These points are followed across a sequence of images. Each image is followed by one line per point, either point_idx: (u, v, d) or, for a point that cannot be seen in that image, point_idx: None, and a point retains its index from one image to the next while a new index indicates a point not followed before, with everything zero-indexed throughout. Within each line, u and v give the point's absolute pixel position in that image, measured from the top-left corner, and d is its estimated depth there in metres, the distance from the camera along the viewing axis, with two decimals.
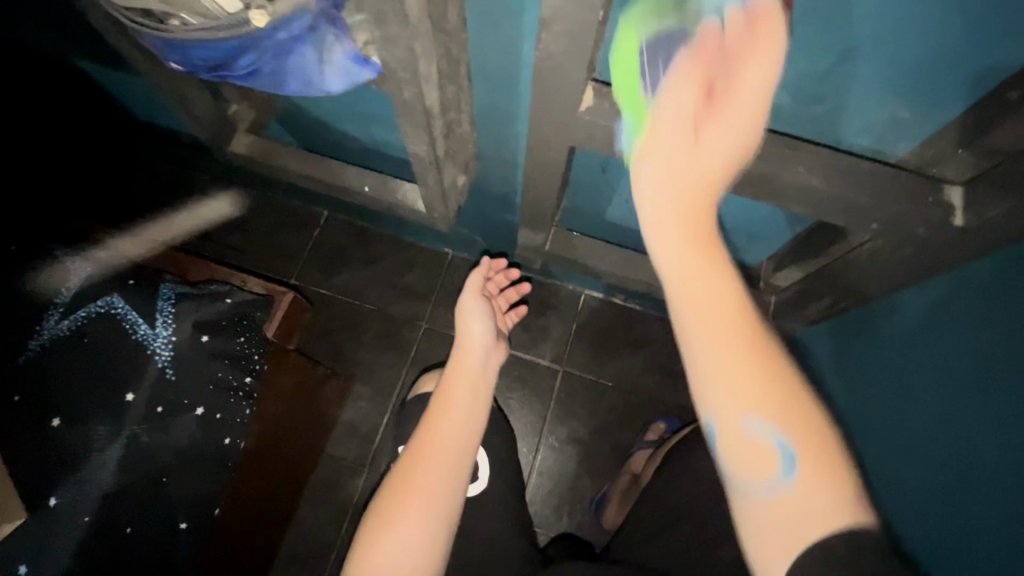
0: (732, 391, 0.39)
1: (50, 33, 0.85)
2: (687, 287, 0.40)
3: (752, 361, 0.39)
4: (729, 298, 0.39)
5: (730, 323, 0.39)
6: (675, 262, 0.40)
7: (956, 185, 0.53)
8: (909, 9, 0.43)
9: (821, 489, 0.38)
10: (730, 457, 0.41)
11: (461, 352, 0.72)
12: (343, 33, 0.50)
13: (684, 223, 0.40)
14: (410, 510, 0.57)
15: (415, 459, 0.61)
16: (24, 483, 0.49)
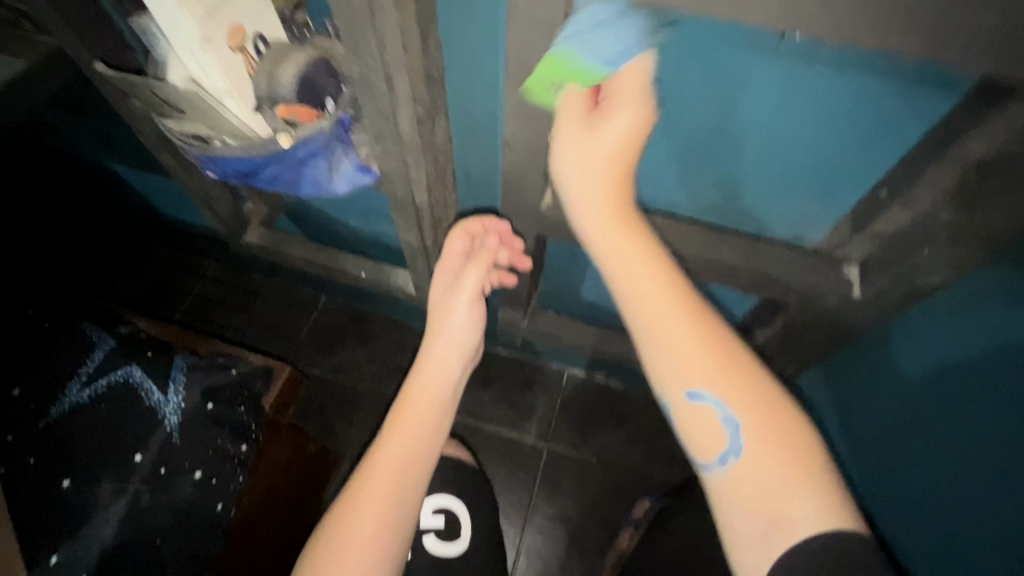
0: (687, 366, 0.46)
1: (96, 145, 0.99)
2: (635, 294, 0.48)
3: (709, 349, 0.47)
4: (665, 296, 0.48)
5: (670, 314, 0.47)
6: (625, 268, 0.49)
7: (853, 264, 0.64)
8: (805, 125, 0.54)
9: (770, 459, 0.44)
10: (691, 438, 0.48)
11: (420, 370, 0.68)
12: (349, 148, 0.63)
13: (626, 233, 0.49)
14: (350, 533, 0.55)
15: (358, 479, 0.59)
16: (34, 540, 0.55)
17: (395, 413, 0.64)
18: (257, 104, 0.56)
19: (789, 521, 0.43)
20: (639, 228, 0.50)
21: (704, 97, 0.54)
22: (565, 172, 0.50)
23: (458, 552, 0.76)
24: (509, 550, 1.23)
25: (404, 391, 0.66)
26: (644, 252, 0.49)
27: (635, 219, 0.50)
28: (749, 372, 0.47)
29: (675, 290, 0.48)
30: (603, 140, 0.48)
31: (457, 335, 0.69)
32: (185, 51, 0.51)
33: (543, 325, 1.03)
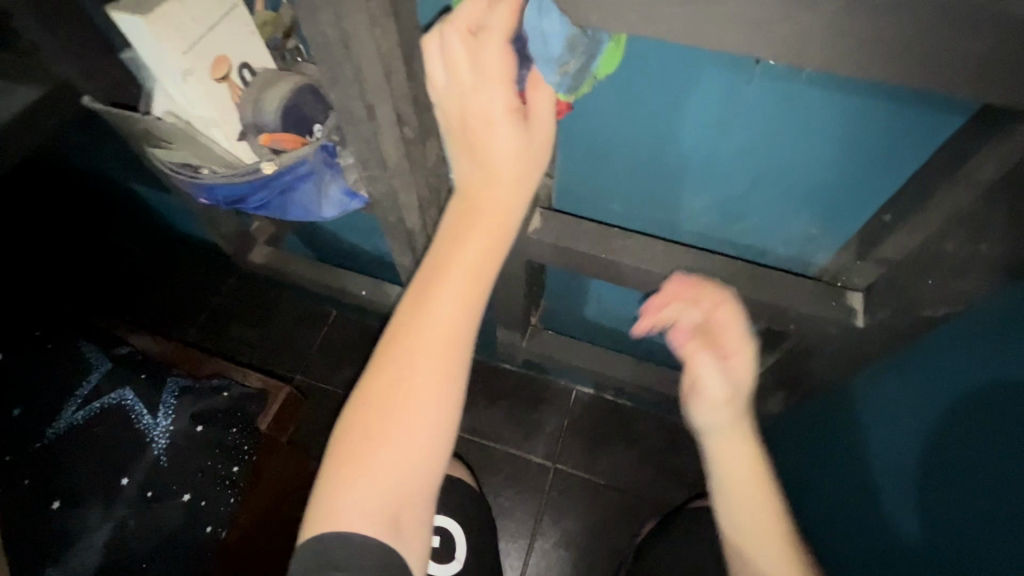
0: (758, 523, 0.50)
1: (110, 166, 1.02)
2: (742, 499, 0.52)
3: (772, 512, 0.51)
4: (775, 506, 0.51)
5: (778, 523, 0.50)
6: (736, 473, 0.53)
7: (857, 291, 0.61)
8: (801, 146, 0.52)
9: None
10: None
11: (468, 218, 0.44)
12: (338, 173, 0.62)
13: (760, 478, 0.52)
14: (386, 429, 0.42)
15: (389, 350, 0.43)
16: (26, 561, 0.56)
17: (433, 264, 0.44)
18: (243, 132, 0.57)
19: None
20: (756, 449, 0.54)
21: (691, 119, 0.53)
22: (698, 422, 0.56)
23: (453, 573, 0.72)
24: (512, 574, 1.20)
25: (439, 239, 0.45)
26: (759, 474, 0.53)
27: (759, 455, 0.54)
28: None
29: (759, 469, 0.53)
30: (723, 412, 0.54)
31: (507, 163, 0.42)
32: (171, 83, 0.52)
33: (544, 345, 1.01)
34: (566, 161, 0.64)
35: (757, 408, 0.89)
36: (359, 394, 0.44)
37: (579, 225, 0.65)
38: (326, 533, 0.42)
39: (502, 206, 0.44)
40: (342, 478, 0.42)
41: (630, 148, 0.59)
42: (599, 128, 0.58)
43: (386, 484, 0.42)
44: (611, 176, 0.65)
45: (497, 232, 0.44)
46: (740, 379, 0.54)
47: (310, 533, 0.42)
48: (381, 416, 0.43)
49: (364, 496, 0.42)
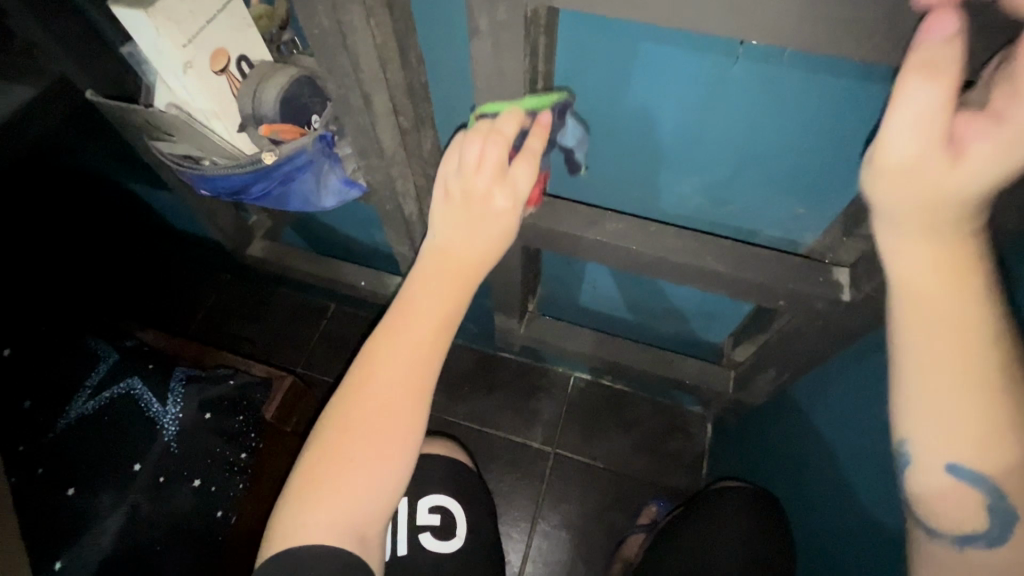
0: (936, 348, 0.37)
1: (107, 163, 1.03)
2: (923, 353, 0.38)
3: (961, 340, 0.37)
4: (981, 347, 0.37)
5: (982, 377, 0.37)
6: (914, 281, 0.38)
7: (844, 267, 0.63)
8: (784, 128, 0.54)
9: (1000, 457, 0.37)
10: (925, 423, 0.39)
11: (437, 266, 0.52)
12: (337, 164, 0.64)
13: (955, 306, 0.37)
14: (354, 451, 0.48)
15: (362, 379, 0.50)
16: (43, 545, 0.58)
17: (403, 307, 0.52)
18: (242, 123, 0.58)
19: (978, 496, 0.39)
20: (964, 270, 0.37)
21: (681, 104, 0.54)
22: (892, 213, 0.37)
23: (454, 549, 0.75)
24: (514, 557, 1.22)
25: (410, 286, 0.52)
26: (969, 305, 0.37)
27: (966, 273, 0.37)
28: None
29: (955, 272, 0.37)
30: (917, 217, 0.36)
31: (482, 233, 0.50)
32: (171, 76, 0.53)
33: (540, 332, 1.03)
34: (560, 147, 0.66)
35: (748, 388, 0.92)
36: (330, 417, 0.50)
37: (574, 209, 0.67)
38: (295, 545, 0.46)
39: (468, 264, 0.51)
40: (312, 498, 0.47)
41: (620, 134, 0.61)
42: (592, 113, 0.60)
43: (349, 501, 0.47)
44: (604, 160, 0.66)
45: (460, 281, 0.52)
46: (1000, 153, 0.33)
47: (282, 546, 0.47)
48: (346, 435, 0.48)
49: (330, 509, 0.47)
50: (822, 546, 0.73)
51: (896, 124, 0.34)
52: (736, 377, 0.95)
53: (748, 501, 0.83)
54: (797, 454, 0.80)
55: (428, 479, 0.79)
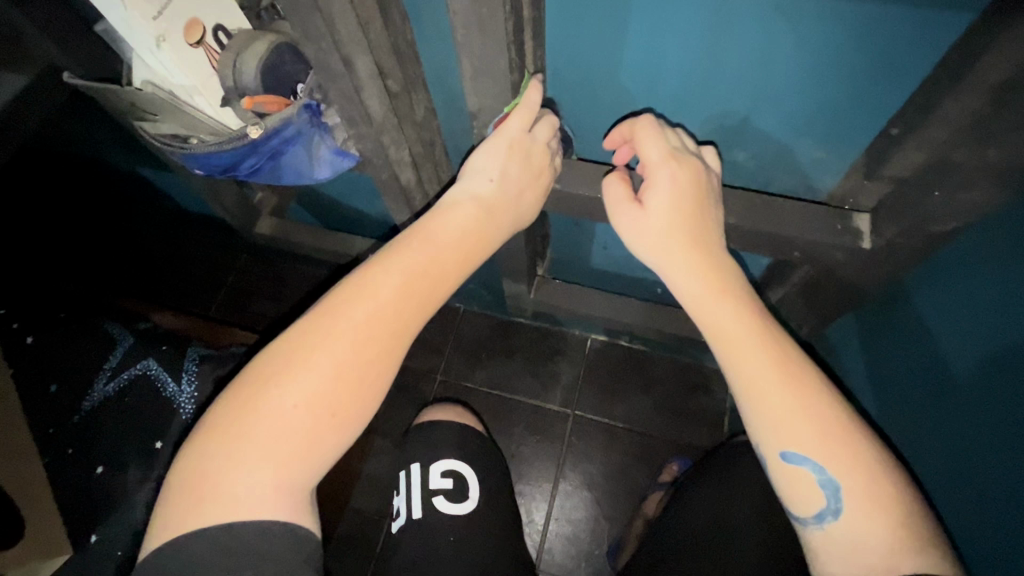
0: (762, 384, 0.50)
1: (112, 147, 1.03)
2: (748, 379, 0.51)
3: (778, 366, 0.50)
4: (789, 366, 0.51)
5: (768, 377, 0.50)
6: (720, 328, 0.52)
7: (866, 212, 0.60)
8: (798, 61, 0.50)
9: (843, 463, 0.49)
10: (786, 474, 0.51)
11: (389, 257, 0.52)
12: (326, 133, 0.62)
13: (747, 332, 0.52)
14: (285, 405, 0.47)
15: (326, 323, 0.49)
16: (80, 520, 0.61)
17: (340, 293, 0.50)
18: (225, 97, 0.56)
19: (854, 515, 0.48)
20: (730, 295, 0.53)
21: (682, 44, 0.52)
22: (667, 268, 0.54)
23: (467, 511, 0.76)
24: (538, 516, 1.25)
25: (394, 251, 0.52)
26: (740, 320, 0.52)
27: (734, 296, 0.53)
28: (835, 424, 0.50)
29: (747, 318, 0.52)
30: (684, 258, 0.53)
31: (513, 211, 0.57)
32: (146, 50, 0.52)
33: (551, 295, 1.02)
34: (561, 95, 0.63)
35: None
36: (274, 361, 0.48)
37: (575, 166, 0.64)
38: (201, 497, 0.45)
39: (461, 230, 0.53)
40: (222, 450, 0.46)
41: (623, 79, 0.58)
42: (586, 62, 0.57)
43: (264, 459, 0.46)
44: (605, 115, 0.64)
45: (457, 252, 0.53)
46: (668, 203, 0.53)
47: (185, 532, 0.44)
48: (280, 392, 0.47)
49: (246, 484, 0.45)
50: None
51: (626, 219, 0.55)
52: None
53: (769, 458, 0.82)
54: None
55: (443, 445, 0.80)
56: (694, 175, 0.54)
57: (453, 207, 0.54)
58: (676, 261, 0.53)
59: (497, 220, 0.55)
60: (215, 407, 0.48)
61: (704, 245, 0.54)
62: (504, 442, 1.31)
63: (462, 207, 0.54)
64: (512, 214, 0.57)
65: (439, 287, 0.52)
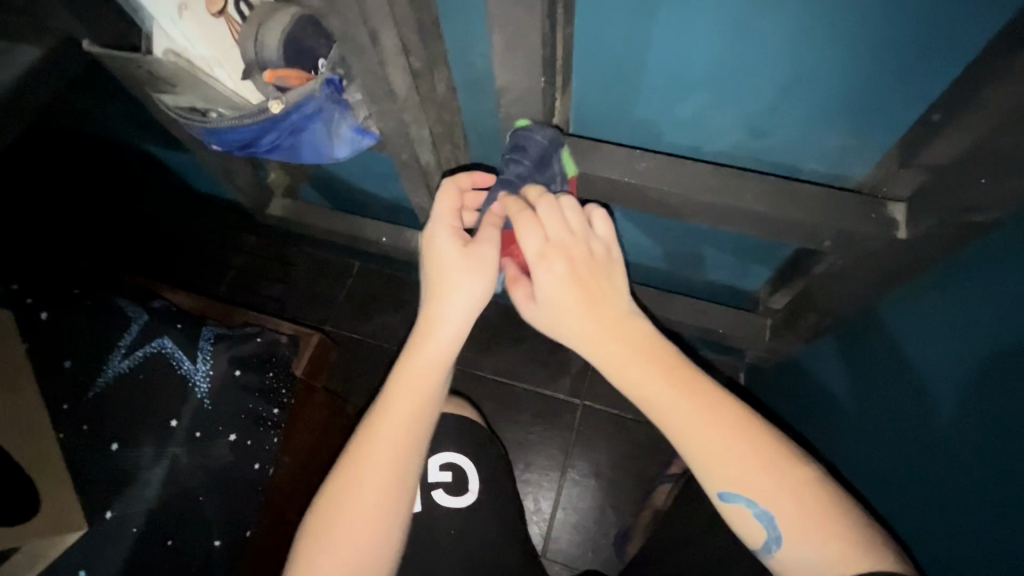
0: (693, 437, 0.49)
1: (123, 125, 1.02)
2: (681, 437, 0.50)
3: (701, 410, 0.49)
4: (719, 416, 0.49)
5: (690, 432, 0.49)
6: (643, 382, 0.51)
7: (901, 202, 0.58)
8: (838, 43, 0.48)
9: (783, 501, 0.48)
10: (734, 520, 0.50)
11: (383, 397, 0.56)
12: (347, 111, 0.61)
13: (659, 392, 0.50)
14: (349, 529, 0.53)
15: (356, 461, 0.55)
16: (94, 496, 0.61)
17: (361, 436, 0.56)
18: (246, 70, 0.55)
19: (803, 548, 0.48)
20: (639, 352, 0.52)
21: (718, 26, 0.50)
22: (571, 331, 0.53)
23: (467, 505, 0.74)
24: (545, 504, 1.25)
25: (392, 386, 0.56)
26: (655, 375, 0.51)
27: (643, 349, 0.52)
28: (762, 468, 0.49)
29: (666, 380, 0.50)
30: (583, 321, 0.52)
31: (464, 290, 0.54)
32: (168, 22, 0.52)
33: None
34: (585, 78, 0.61)
35: (785, 334, 0.89)
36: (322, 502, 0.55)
37: (601, 150, 0.62)
38: None
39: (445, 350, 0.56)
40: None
41: (650, 62, 0.56)
42: (616, 43, 0.55)
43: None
44: (630, 98, 0.62)
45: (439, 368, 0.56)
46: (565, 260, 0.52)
47: None
48: (335, 521, 0.53)
49: None
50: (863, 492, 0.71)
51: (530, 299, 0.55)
52: (772, 324, 0.91)
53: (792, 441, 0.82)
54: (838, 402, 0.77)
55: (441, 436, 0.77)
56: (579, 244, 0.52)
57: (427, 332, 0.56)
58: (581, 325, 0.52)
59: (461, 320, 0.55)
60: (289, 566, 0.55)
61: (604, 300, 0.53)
62: (512, 431, 1.31)
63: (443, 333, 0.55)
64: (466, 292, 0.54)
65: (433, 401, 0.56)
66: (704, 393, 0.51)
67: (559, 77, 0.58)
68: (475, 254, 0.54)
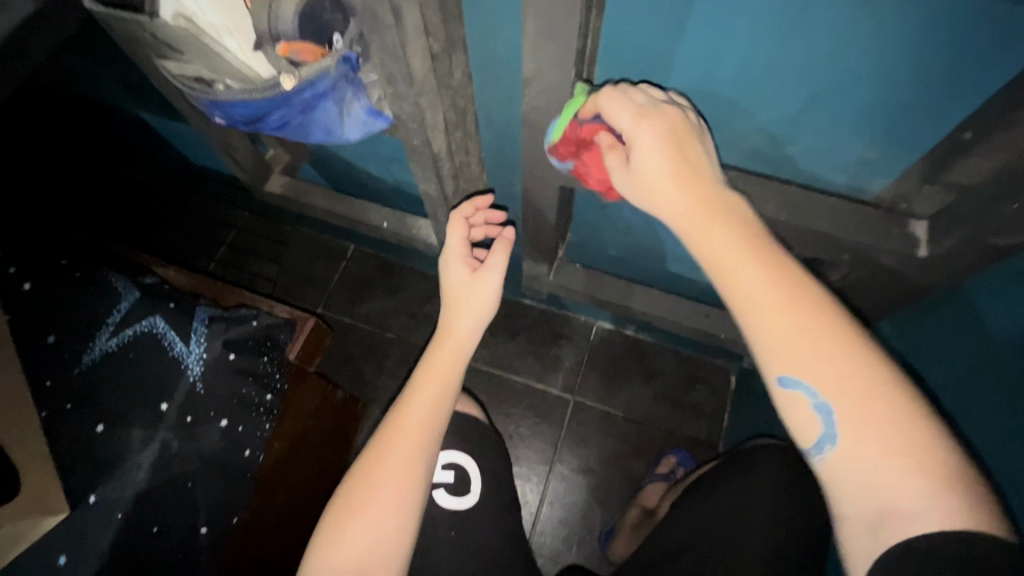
0: (765, 301, 0.42)
1: (114, 87, 0.97)
2: (746, 305, 0.43)
3: (777, 276, 0.43)
4: (809, 300, 0.42)
5: (764, 308, 0.42)
6: (715, 240, 0.44)
7: (922, 220, 0.59)
8: (872, 54, 0.47)
9: (859, 393, 0.40)
10: (790, 419, 0.43)
11: (409, 397, 0.65)
12: (360, 91, 0.58)
13: (728, 244, 0.44)
14: (375, 497, 0.60)
15: (384, 443, 0.63)
16: (77, 479, 0.58)
17: (390, 425, 0.64)
18: (257, 41, 0.52)
19: (877, 466, 0.39)
20: (725, 219, 0.45)
21: (758, 26, 0.48)
22: (651, 199, 0.47)
23: (470, 504, 0.74)
24: (532, 498, 1.25)
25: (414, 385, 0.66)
26: (730, 235, 0.44)
27: (722, 213, 0.45)
28: (843, 356, 0.41)
29: (748, 238, 0.44)
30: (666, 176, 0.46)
31: (483, 303, 0.67)
32: None
33: (568, 279, 1.00)
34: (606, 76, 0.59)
35: None
36: (353, 475, 0.62)
37: None
38: (327, 565, 0.58)
39: (463, 337, 0.67)
40: (338, 531, 0.59)
41: (678, 60, 0.54)
42: (647, 37, 0.52)
43: (367, 541, 0.58)
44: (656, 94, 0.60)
45: (459, 354, 0.66)
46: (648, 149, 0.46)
47: None
48: (366, 491, 0.61)
49: (359, 558, 0.58)
50: None
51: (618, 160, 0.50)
52: None
53: None
54: None
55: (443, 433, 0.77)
56: (671, 120, 0.47)
57: (451, 333, 0.67)
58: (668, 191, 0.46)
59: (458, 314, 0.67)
60: (319, 534, 0.61)
61: (688, 171, 0.46)
62: (502, 424, 1.30)
63: (458, 337, 0.66)
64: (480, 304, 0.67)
65: (445, 399, 0.65)
66: (796, 272, 0.43)
67: (584, 70, 0.56)
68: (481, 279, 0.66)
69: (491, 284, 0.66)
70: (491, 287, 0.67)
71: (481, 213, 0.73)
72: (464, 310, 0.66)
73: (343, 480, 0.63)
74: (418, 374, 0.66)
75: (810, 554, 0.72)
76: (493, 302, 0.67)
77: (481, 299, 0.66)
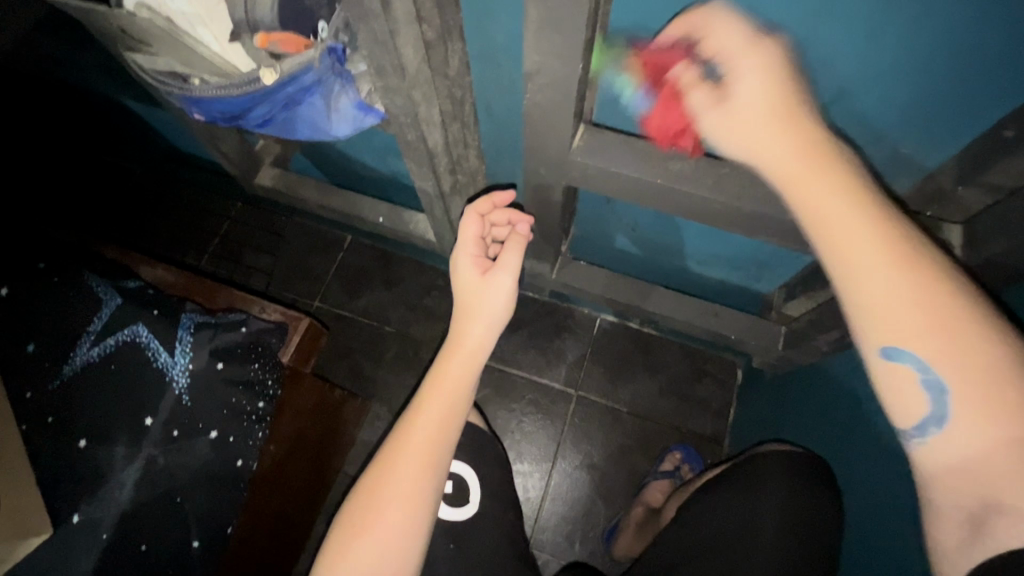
0: (880, 270, 0.39)
1: (95, 74, 0.92)
2: (851, 270, 0.40)
3: (887, 239, 0.39)
4: (923, 262, 0.39)
5: (878, 277, 0.39)
6: (815, 202, 0.41)
7: (955, 224, 0.56)
8: (909, 46, 0.43)
9: (987, 372, 0.37)
10: (892, 396, 0.41)
11: (419, 407, 0.62)
12: (348, 83, 0.54)
13: (838, 208, 0.40)
14: (383, 513, 0.57)
15: (391, 456, 0.60)
16: (62, 497, 0.56)
17: (399, 436, 0.61)
18: (234, 33, 0.47)
19: (1003, 457, 0.36)
20: (837, 177, 0.41)
21: (785, 13, 0.43)
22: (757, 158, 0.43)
23: (467, 517, 0.72)
24: (534, 493, 1.24)
25: (424, 393, 0.63)
26: (838, 197, 0.41)
27: (835, 168, 0.41)
28: (967, 331, 0.38)
29: (860, 203, 0.40)
30: (789, 136, 0.42)
31: (495, 306, 0.63)
32: None
33: (572, 275, 0.97)
34: None
35: (799, 346, 0.86)
36: (359, 490, 0.60)
37: (628, 145, 0.58)
38: None
39: (476, 343, 0.64)
40: (344, 549, 0.57)
41: None
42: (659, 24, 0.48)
43: (376, 558, 0.56)
44: None
45: (472, 361, 0.64)
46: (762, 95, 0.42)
47: None
48: (373, 507, 0.58)
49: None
50: (874, 512, 0.69)
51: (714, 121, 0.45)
52: (787, 333, 0.89)
53: (825, 454, 0.80)
54: (848, 412, 0.75)
55: None
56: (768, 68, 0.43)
57: (462, 337, 0.63)
58: (772, 143, 0.42)
59: (469, 317, 0.64)
60: (325, 550, 0.58)
61: (800, 124, 0.42)
62: (504, 419, 1.28)
63: (469, 343, 0.63)
64: (491, 308, 0.64)
65: (457, 407, 0.63)
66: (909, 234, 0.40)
67: (591, 61, 0.51)
68: (493, 282, 0.63)
69: (504, 288, 0.63)
70: (505, 291, 0.63)
71: (501, 211, 0.67)
72: (475, 317, 0.63)
73: (349, 494, 0.61)
74: (428, 382, 0.63)
75: (820, 565, 0.70)
76: (507, 308, 0.64)
77: (493, 304, 0.63)
